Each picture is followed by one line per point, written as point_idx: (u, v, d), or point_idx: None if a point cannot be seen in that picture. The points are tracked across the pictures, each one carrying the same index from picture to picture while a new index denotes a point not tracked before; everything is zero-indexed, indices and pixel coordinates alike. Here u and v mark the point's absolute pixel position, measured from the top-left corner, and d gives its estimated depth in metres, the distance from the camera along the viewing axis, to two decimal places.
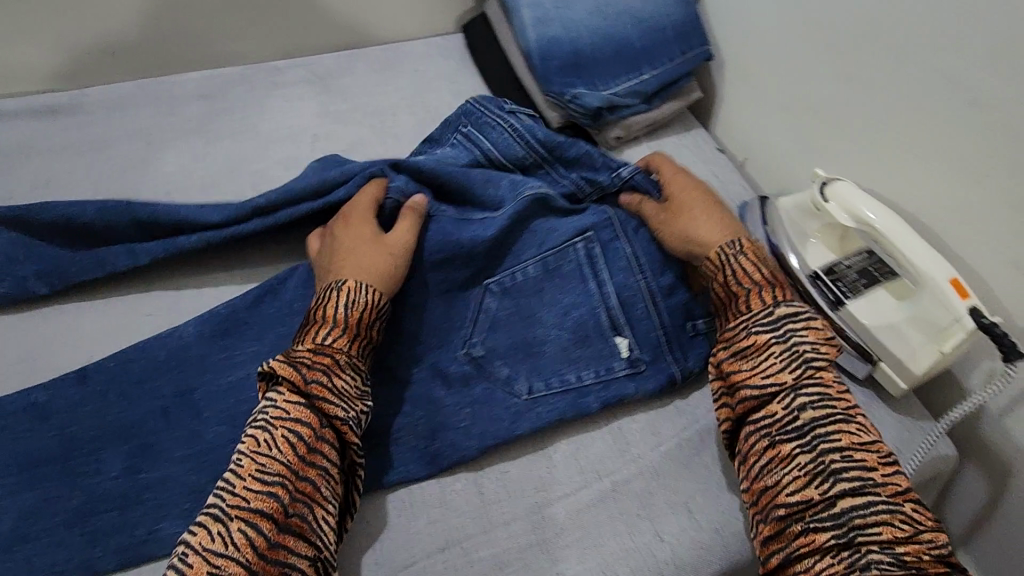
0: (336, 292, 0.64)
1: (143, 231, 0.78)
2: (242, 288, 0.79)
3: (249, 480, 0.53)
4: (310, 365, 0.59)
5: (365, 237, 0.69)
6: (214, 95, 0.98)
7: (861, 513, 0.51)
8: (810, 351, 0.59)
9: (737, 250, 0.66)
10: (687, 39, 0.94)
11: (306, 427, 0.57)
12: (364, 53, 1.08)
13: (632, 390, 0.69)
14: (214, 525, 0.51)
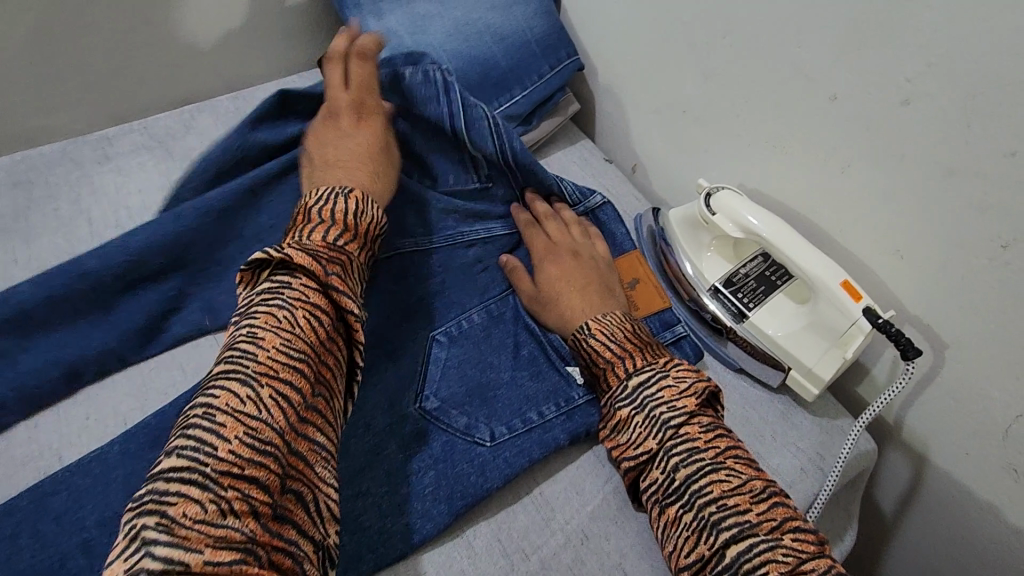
0: (340, 197, 0.62)
1: None
2: (89, 414, 0.66)
3: (273, 351, 0.48)
4: (327, 261, 0.56)
5: (374, 154, 0.73)
6: (30, 181, 0.84)
7: (748, 558, 0.49)
8: (666, 410, 0.59)
9: (586, 333, 0.66)
10: (553, 50, 0.89)
11: (324, 315, 0.53)
12: (208, 105, 0.97)
13: (596, 421, 0.66)
14: (242, 389, 0.45)
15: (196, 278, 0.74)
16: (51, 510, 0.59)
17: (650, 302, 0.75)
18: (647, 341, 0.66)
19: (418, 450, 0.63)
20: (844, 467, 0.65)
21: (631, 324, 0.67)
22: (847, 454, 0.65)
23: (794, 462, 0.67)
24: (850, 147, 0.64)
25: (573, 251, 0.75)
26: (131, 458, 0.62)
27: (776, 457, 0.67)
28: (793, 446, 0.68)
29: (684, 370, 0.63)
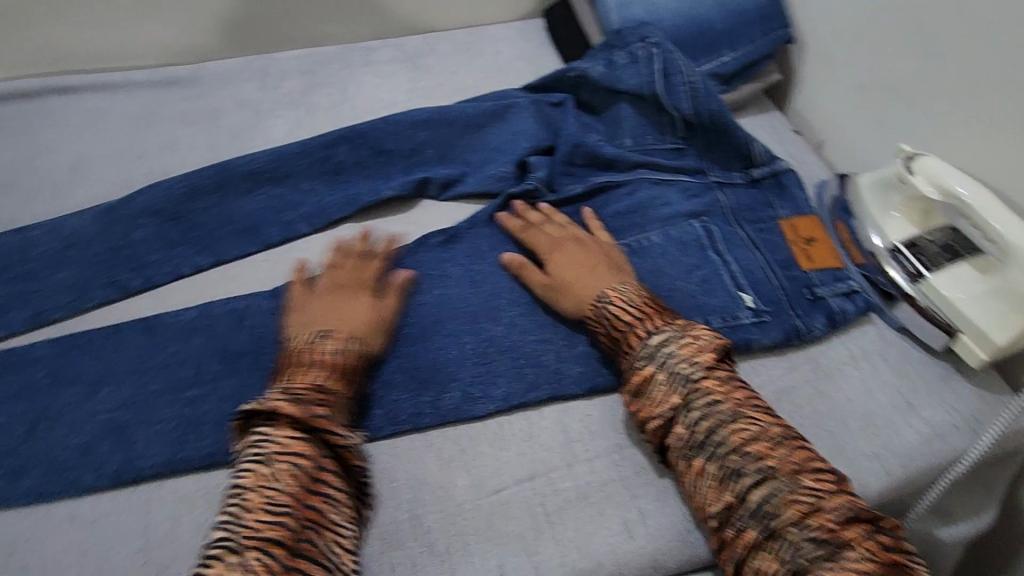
0: (328, 338, 0.66)
1: (253, 184, 0.86)
2: (341, 240, 0.84)
3: (260, 513, 0.52)
4: (310, 401, 0.59)
5: (361, 301, 0.71)
6: (313, 72, 1.06)
7: (770, 503, 0.56)
8: (686, 367, 0.63)
9: (605, 300, 0.69)
10: (767, 23, 0.96)
11: (307, 459, 0.56)
12: (448, 36, 1.14)
13: (757, 339, 0.74)
14: (231, 556, 0.50)
15: (432, 161, 0.91)
16: None
17: (824, 259, 0.81)
18: (664, 304, 0.69)
19: None
20: (999, 434, 0.67)
21: (647, 292, 0.70)
22: (1005, 424, 0.67)
23: (948, 419, 0.70)
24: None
25: (573, 238, 0.78)
26: None
27: (930, 410, 0.70)
28: (950, 406, 0.70)
29: (699, 330, 0.66)
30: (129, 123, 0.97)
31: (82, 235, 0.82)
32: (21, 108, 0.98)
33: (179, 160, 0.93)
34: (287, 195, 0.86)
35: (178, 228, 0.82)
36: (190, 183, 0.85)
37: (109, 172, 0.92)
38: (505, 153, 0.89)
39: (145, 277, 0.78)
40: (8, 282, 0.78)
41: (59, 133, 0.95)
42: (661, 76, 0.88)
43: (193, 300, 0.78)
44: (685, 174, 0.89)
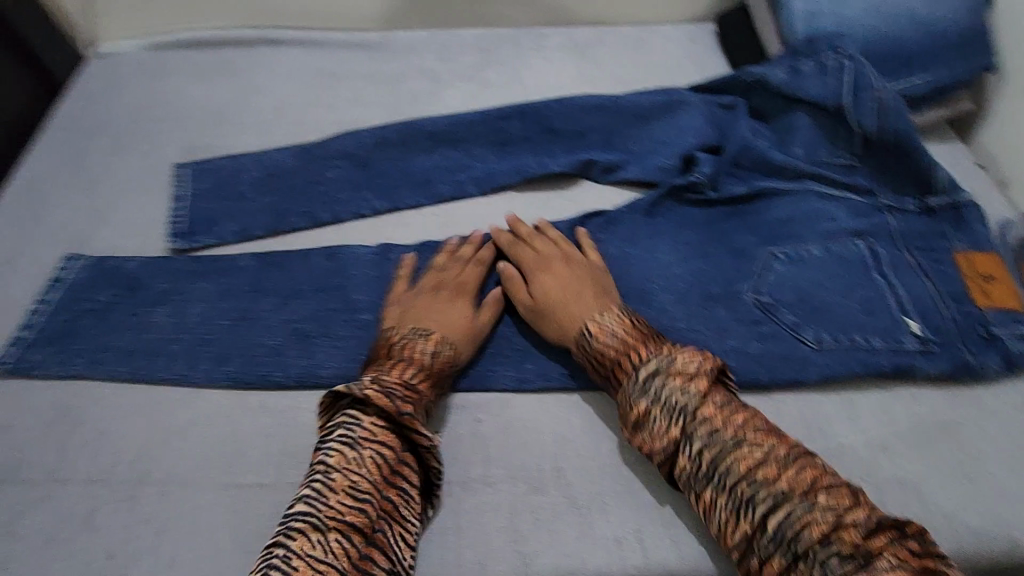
0: (422, 336, 0.70)
1: (433, 144, 0.93)
2: (505, 206, 0.89)
3: (348, 499, 0.56)
4: (400, 398, 0.63)
5: (455, 304, 0.75)
6: (488, 50, 1.13)
7: (789, 526, 0.53)
8: (681, 397, 0.61)
9: (586, 335, 0.69)
10: (967, 50, 0.91)
11: (390, 449, 0.61)
12: (618, 29, 1.17)
13: (921, 367, 0.73)
14: (314, 534, 0.54)
15: (597, 145, 0.94)
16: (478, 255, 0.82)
17: (1003, 298, 0.77)
18: (644, 329, 0.69)
19: (747, 324, 0.77)
20: None
21: (628, 321, 0.70)
22: None
23: None
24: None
25: (562, 258, 0.78)
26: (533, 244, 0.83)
27: None
28: None
29: (688, 353, 0.64)
30: (325, 77, 1.08)
31: (281, 167, 0.91)
32: (237, 54, 1.10)
33: (366, 115, 1.03)
34: (460, 158, 0.93)
35: (365, 175, 0.90)
36: (379, 135, 0.93)
37: (305, 118, 1.02)
38: (672, 147, 0.91)
39: (333, 213, 0.87)
40: (221, 199, 0.89)
41: (265, 78, 1.07)
42: (849, 89, 0.86)
43: (371, 239, 0.86)
44: (854, 193, 0.87)
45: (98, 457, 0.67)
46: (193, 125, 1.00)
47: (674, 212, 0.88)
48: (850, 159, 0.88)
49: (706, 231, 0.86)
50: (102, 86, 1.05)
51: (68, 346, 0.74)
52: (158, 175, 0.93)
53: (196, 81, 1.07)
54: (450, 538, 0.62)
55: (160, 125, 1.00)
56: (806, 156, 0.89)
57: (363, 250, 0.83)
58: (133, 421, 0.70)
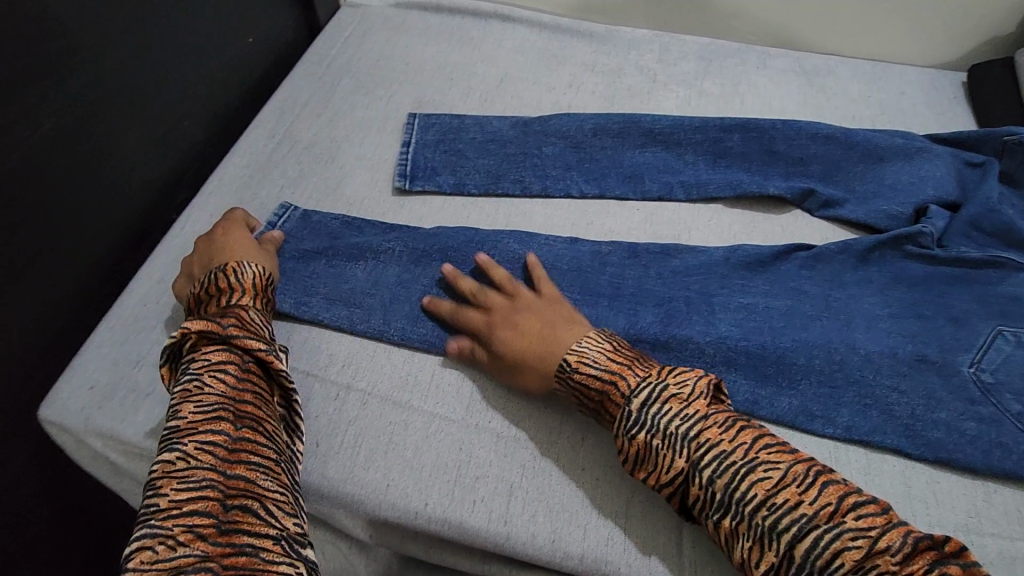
0: (220, 270, 0.69)
1: (647, 142, 0.94)
2: (708, 217, 0.89)
3: (190, 415, 0.56)
4: (222, 317, 0.64)
5: (232, 236, 0.76)
6: (710, 60, 1.12)
7: (819, 554, 0.51)
8: (681, 424, 0.59)
9: (567, 373, 0.65)
10: None
11: (233, 364, 0.60)
12: (852, 62, 1.12)
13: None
14: (171, 455, 0.53)
15: (816, 176, 0.90)
16: (673, 265, 0.82)
17: None
18: (630, 352, 0.66)
19: (962, 400, 0.70)
20: None
21: (608, 346, 0.65)
22: None
23: None
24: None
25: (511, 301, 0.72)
26: (736, 263, 0.82)
27: None
28: None
29: (679, 375, 0.62)
30: (548, 59, 1.12)
31: (500, 135, 0.96)
32: (470, 23, 1.18)
33: (582, 102, 1.06)
34: (671, 160, 0.93)
35: (577, 158, 0.93)
36: (599, 123, 0.96)
37: (524, 93, 1.07)
38: (904, 193, 0.86)
39: (542, 190, 0.91)
40: (442, 152, 0.95)
41: (493, 51, 1.13)
42: None
43: (572, 222, 0.88)
44: None
45: (315, 357, 0.74)
46: (423, 81, 1.08)
47: (890, 261, 0.82)
48: None
49: (924, 289, 0.79)
50: (350, 30, 1.16)
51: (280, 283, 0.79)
52: (391, 120, 1.02)
53: (431, 41, 1.15)
54: (619, 523, 0.63)
55: (395, 75, 1.09)
56: None
57: (558, 237, 0.85)
58: (343, 332, 0.77)
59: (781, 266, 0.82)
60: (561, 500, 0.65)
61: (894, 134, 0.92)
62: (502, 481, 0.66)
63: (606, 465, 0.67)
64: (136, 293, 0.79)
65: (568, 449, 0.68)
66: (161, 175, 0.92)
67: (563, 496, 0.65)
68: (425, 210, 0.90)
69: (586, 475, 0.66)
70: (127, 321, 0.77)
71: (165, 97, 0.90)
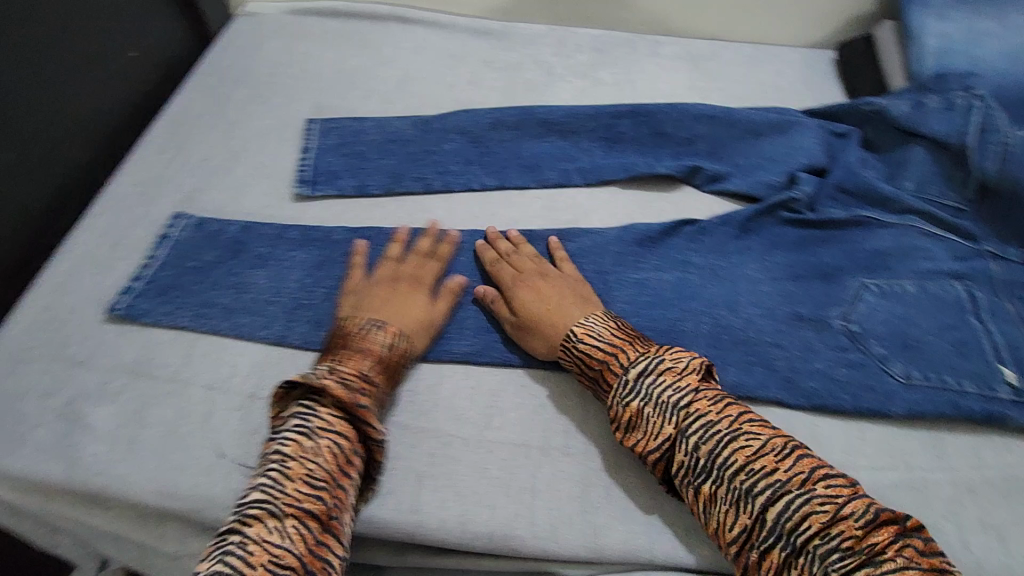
0: (375, 329, 0.71)
1: (544, 132, 0.97)
2: (605, 199, 0.92)
3: (300, 483, 0.57)
4: (354, 388, 0.64)
5: (411, 296, 0.76)
6: (603, 51, 1.16)
7: (788, 517, 0.54)
8: (670, 394, 0.64)
9: (574, 340, 0.71)
10: None
11: (346, 441, 0.61)
12: (734, 46, 1.19)
13: (1013, 417, 0.72)
14: (271, 518, 0.54)
15: (703, 153, 0.95)
16: (571, 249, 0.85)
17: None
18: (635, 333, 0.71)
19: (834, 349, 0.76)
20: None
21: (622, 325, 0.72)
22: None
23: None
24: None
25: (537, 274, 0.79)
26: (629, 241, 0.86)
27: None
28: None
29: (675, 352, 0.67)
30: (448, 58, 1.14)
31: (401, 136, 0.97)
32: (368, 26, 1.18)
33: (481, 97, 1.08)
34: (568, 148, 0.96)
35: (477, 153, 0.95)
36: (497, 117, 0.98)
37: (425, 93, 1.08)
38: (780, 164, 0.92)
39: (443, 185, 0.92)
40: (342, 155, 0.95)
41: (394, 53, 1.14)
42: (977, 132, 0.84)
43: (476, 215, 0.90)
44: (965, 238, 0.85)
45: (217, 369, 0.74)
46: (324, 86, 1.08)
47: (769, 228, 0.88)
48: (966, 199, 0.86)
49: (800, 251, 0.86)
50: (245, 39, 1.14)
51: (175, 298, 0.79)
52: (288, 126, 1.01)
53: (329, 46, 1.14)
54: (527, 498, 0.66)
55: (293, 81, 1.08)
56: (923, 195, 0.87)
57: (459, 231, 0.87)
58: (244, 343, 0.76)
59: (670, 241, 0.87)
60: (469, 484, 0.66)
61: (773, 111, 0.99)
62: (411, 472, 0.67)
63: (512, 446, 0.69)
64: (20, 322, 0.76)
65: (476, 434, 0.70)
66: (44, 198, 0.88)
67: (472, 481, 0.66)
68: (328, 213, 0.90)
69: (495, 456, 0.68)
70: (12, 353, 0.74)
71: (42, 117, 0.87)
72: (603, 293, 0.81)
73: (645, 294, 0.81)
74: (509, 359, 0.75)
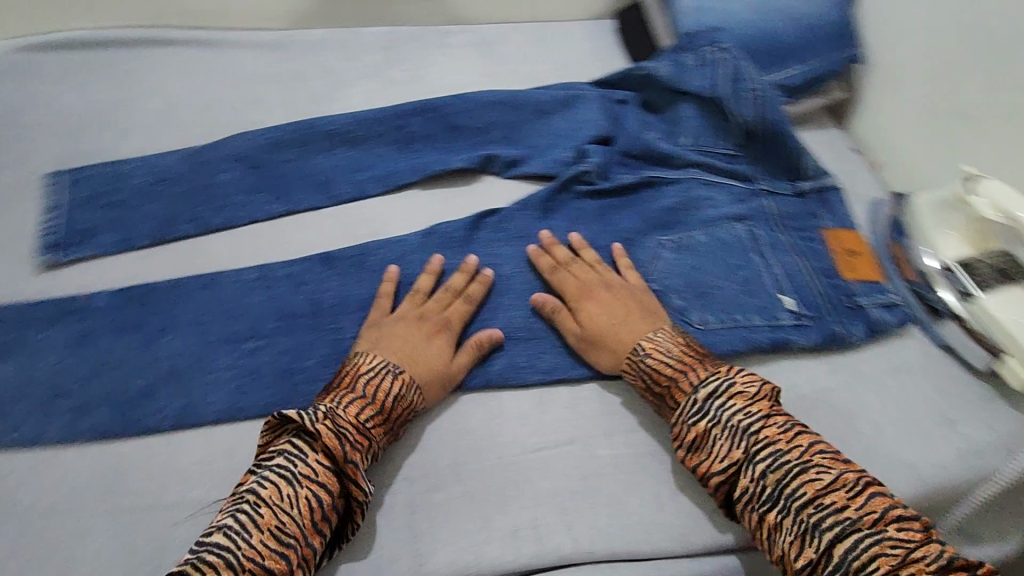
0: (390, 375, 0.67)
1: (331, 145, 0.92)
2: (404, 204, 0.88)
3: (263, 539, 0.53)
4: (350, 440, 0.60)
5: (433, 343, 0.73)
6: (391, 49, 1.12)
7: (856, 556, 0.51)
8: (743, 419, 0.62)
9: (642, 354, 0.71)
10: (837, 40, 0.96)
11: (328, 493, 0.57)
12: (523, 28, 1.19)
13: (795, 339, 0.77)
14: (224, 572, 0.51)
15: (498, 141, 0.94)
16: (372, 265, 0.81)
17: (866, 272, 0.83)
18: (699, 348, 0.71)
19: None
20: None
21: (688, 342, 0.72)
22: None
23: (983, 438, 0.71)
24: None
25: (604, 283, 0.79)
26: (432, 246, 0.83)
27: (966, 427, 0.72)
28: (987, 427, 0.72)
29: (746, 376, 0.66)
30: (221, 78, 1.04)
31: (165, 173, 0.87)
32: (122, 54, 1.04)
33: (263, 116, 0.99)
34: (359, 158, 0.91)
35: (257, 179, 0.87)
36: (275, 136, 0.91)
37: (198, 122, 0.98)
38: (569, 141, 0.93)
39: (223, 221, 0.84)
40: (99, 209, 0.83)
41: (156, 81, 1.02)
42: (727, 82, 0.90)
43: (266, 248, 0.83)
44: (741, 181, 0.92)
45: None
46: (72, 130, 0.94)
47: (567, 206, 0.89)
48: (734, 147, 0.93)
49: (600, 223, 0.88)
50: None
51: None
52: (28, 185, 0.86)
53: (76, 83, 1.00)
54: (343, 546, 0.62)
55: (32, 130, 0.93)
56: (700, 147, 0.93)
57: (247, 271, 0.79)
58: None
59: (475, 238, 0.85)
60: None
61: (561, 89, 1.01)
62: None
63: None
64: None
65: None
66: None
67: None
68: (87, 278, 0.78)
69: None
70: None
71: None
72: (412, 305, 0.78)
73: (454, 298, 0.79)
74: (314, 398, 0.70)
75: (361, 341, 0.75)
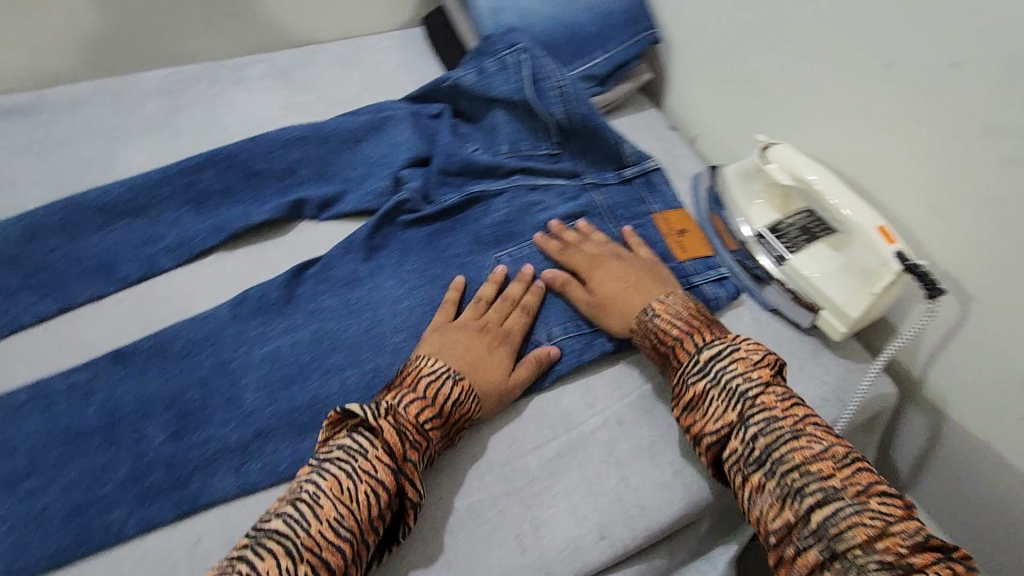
0: (452, 379, 0.64)
1: (108, 220, 0.79)
2: (210, 272, 0.79)
3: (321, 534, 0.52)
4: (408, 440, 0.59)
5: (497, 354, 0.70)
6: (175, 92, 0.99)
7: (835, 522, 0.52)
8: (743, 382, 0.61)
9: (652, 313, 0.70)
10: (633, 23, 0.97)
11: (385, 492, 0.56)
12: (326, 48, 1.10)
13: None
14: (284, 560, 0.51)
15: (308, 181, 0.87)
16: (174, 353, 0.71)
17: (696, 250, 0.84)
18: (708, 316, 0.70)
19: None
20: (859, 401, 0.73)
21: (691, 307, 0.70)
22: (864, 390, 0.73)
23: (816, 391, 0.75)
24: (985, 161, 0.65)
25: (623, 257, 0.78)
26: (244, 315, 0.74)
27: (801, 384, 0.75)
28: (819, 380, 0.75)
29: (751, 345, 0.65)
30: None
31: None
32: None
33: (21, 196, 0.84)
34: (146, 230, 0.80)
35: (18, 278, 0.74)
36: (30, 221, 0.77)
37: None
38: (383, 169, 0.87)
39: None
40: None
41: None
42: (530, 82, 0.88)
43: (41, 359, 0.70)
44: (568, 178, 0.90)
45: None
46: None
47: (392, 238, 0.83)
48: (555, 146, 0.91)
49: (430, 249, 0.82)
50: None
51: None
52: None
53: None
54: None
55: None
56: (521, 152, 0.91)
57: (13, 393, 0.66)
58: None
59: (293, 295, 0.77)
60: None
61: (371, 112, 0.94)
62: None
63: None
64: None
65: None
66: None
67: None
68: None
69: None
70: None
71: None
72: (227, 389, 0.69)
73: (276, 369, 0.71)
74: (116, 530, 0.60)
75: (169, 446, 0.65)
